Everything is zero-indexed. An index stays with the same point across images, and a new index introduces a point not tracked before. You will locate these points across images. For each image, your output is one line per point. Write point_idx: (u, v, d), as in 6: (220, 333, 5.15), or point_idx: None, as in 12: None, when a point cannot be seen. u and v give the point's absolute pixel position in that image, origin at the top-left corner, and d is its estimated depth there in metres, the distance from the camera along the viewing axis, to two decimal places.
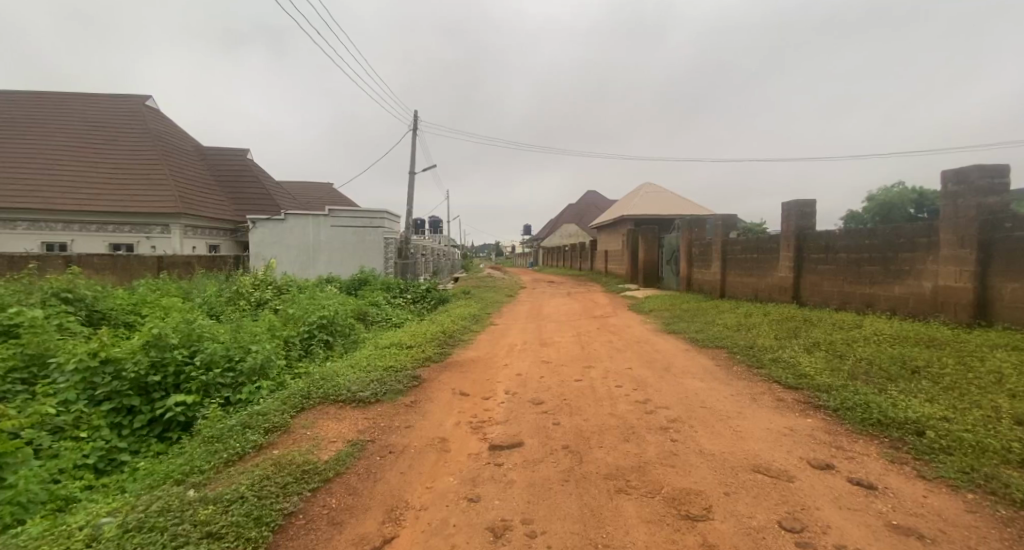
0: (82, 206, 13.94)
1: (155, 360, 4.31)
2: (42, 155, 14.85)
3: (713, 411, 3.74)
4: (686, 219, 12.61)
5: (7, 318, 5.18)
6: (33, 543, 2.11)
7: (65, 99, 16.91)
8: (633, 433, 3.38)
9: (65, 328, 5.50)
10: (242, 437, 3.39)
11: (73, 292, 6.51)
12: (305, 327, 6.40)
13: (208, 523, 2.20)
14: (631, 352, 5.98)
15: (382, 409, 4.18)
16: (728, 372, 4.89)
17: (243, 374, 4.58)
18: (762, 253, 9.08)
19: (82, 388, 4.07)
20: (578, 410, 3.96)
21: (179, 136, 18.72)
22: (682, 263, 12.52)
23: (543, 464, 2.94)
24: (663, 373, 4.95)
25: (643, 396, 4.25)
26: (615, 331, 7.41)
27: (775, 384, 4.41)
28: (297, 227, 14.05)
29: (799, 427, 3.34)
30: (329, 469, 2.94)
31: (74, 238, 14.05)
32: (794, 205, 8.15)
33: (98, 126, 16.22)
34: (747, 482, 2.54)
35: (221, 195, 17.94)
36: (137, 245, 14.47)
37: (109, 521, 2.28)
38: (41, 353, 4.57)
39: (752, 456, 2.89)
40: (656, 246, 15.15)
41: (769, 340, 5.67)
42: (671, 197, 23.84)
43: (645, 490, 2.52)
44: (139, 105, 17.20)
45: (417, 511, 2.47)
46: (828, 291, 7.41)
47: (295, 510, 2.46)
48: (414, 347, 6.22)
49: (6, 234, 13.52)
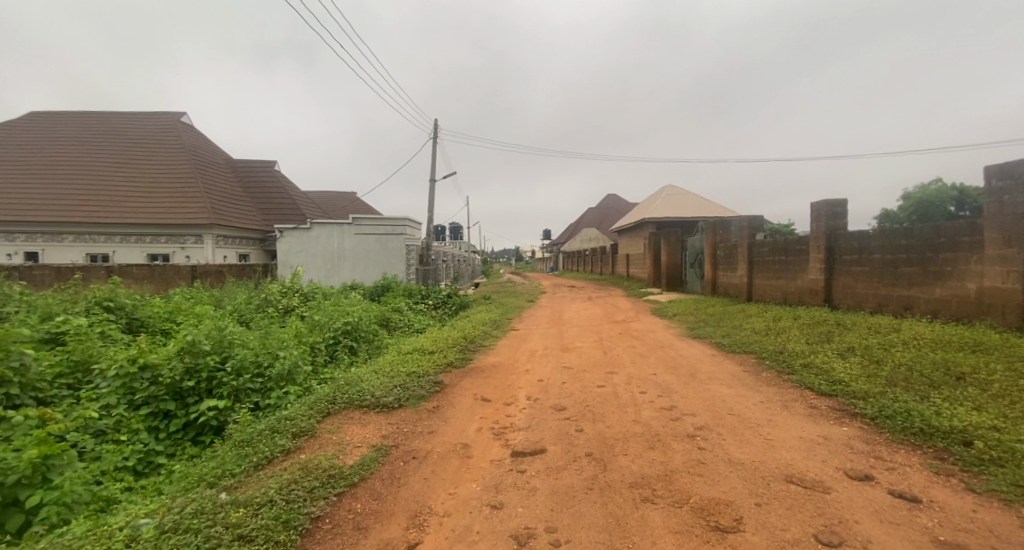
0: (123, 219, 14.66)
1: (189, 365, 4.46)
2: (86, 171, 15.75)
3: (741, 419, 3.63)
4: (710, 221, 12.34)
5: (54, 326, 5.47)
6: (77, 543, 2.20)
7: (107, 117, 17.90)
8: (658, 440, 3.31)
9: (107, 335, 5.78)
10: (271, 442, 3.48)
11: (114, 301, 6.83)
12: (330, 333, 6.53)
13: (240, 526, 2.26)
14: (654, 357, 5.88)
15: (405, 415, 4.21)
16: (757, 378, 4.74)
17: (272, 380, 4.69)
18: (791, 255, 8.78)
19: (122, 393, 4.27)
20: (601, 417, 3.90)
21: (211, 149, 19.54)
22: (707, 266, 12.26)
23: (566, 471, 2.91)
24: (688, 379, 4.84)
25: (668, 402, 4.16)
26: (638, 337, 7.28)
27: (808, 390, 4.25)
28: (322, 236, 14.41)
29: (834, 436, 3.21)
30: (354, 474, 2.98)
31: (116, 250, 14.80)
32: (824, 205, 7.85)
33: (137, 143, 17.10)
34: (780, 493, 2.45)
35: (250, 205, 18.57)
36: (172, 256, 15.13)
37: (148, 522, 2.37)
38: (86, 359, 4.81)
39: (784, 465, 2.79)
40: (679, 248, 14.89)
41: (800, 344, 5.48)
42: (694, 199, 23.41)
43: (672, 499, 2.45)
44: (174, 122, 18.08)
45: (440, 518, 2.47)
46: (862, 294, 7.12)
47: (322, 514, 2.51)
48: (436, 352, 6.26)
49: (55, 247, 14.39)
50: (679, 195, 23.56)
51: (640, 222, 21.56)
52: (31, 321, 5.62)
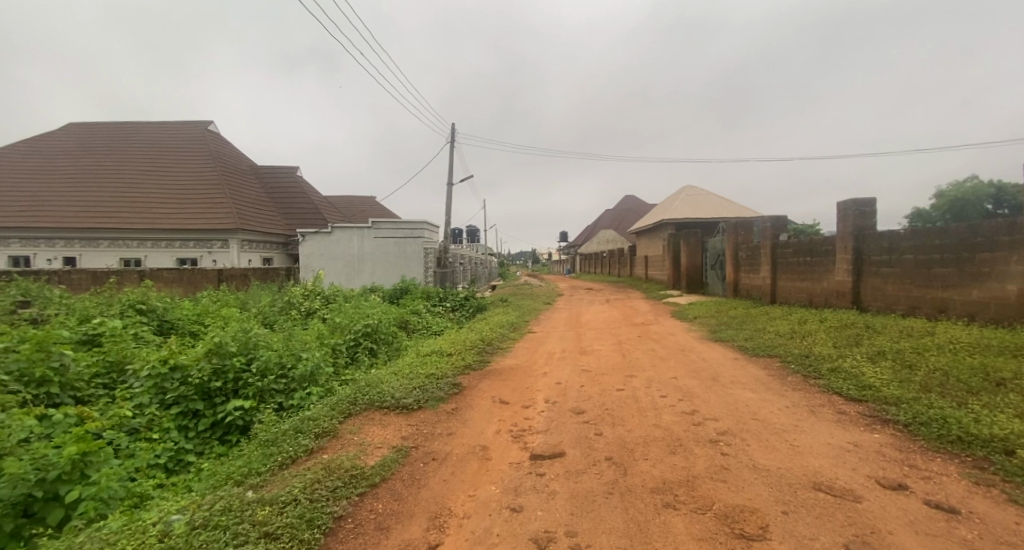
0: (154, 225, 15.23)
1: (216, 367, 4.60)
2: (119, 179, 16.42)
3: (766, 424, 3.55)
4: (732, 221, 12.10)
5: (91, 328, 5.71)
6: (114, 537, 2.29)
7: (140, 127, 18.62)
8: (680, 445, 3.26)
9: (139, 336, 6.01)
10: (295, 442, 3.56)
11: (146, 304, 7.08)
12: (351, 335, 6.64)
13: (266, 524, 2.32)
14: (675, 361, 5.79)
15: (424, 417, 4.25)
16: (782, 383, 4.62)
17: (295, 381, 4.79)
18: (816, 256, 8.54)
19: (154, 393, 4.43)
20: (621, 420, 3.86)
21: (236, 156, 20.15)
22: (728, 268, 12.03)
23: (585, 475, 2.89)
24: (710, 383, 4.75)
25: (689, 406, 4.09)
26: (657, 340, 7.18)
27: (836, 395, 4.12)
28: (343, 240, 14.69)
29: (865, 443, 3.10)
30: (375, 475, 3.03)
31: (147, 254, 15.34)
32: (851, 204, 7.61)
33: (167, 151, 17.76)
34: (808, 501, 2.38)
35: (274, 210, 19.05)
36: (200, 259, 15.60)
37: (179, 518, 2.45)
38: (120, 359, 5.00)
39: (812, 473, 2.71)
40: (699, 250, 14.63)
41: (827, 348, 5.32)
42: (714, 199, 23.01)
43: (694, 506, 2.41)
44: (202, 131, 18.72)
45: (460, 519, 2.48)
46: (893, 296, 6.87)
47: (345, 513, 2.55)
48: (454, 354, 6.31)
49: (91, 252, 15.00)
50: (699, 195, 23.19)
51: (659, 223, 21.30)
52: (70, 323, 5.88)
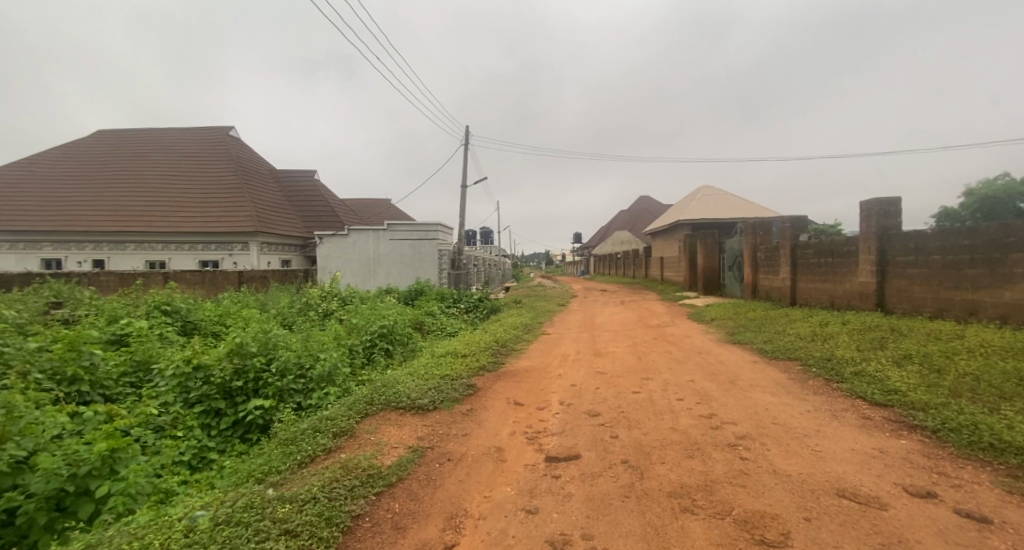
0: (178, 228, 15.66)
1: (237, 366, 4.71)
2: (144, 183, 16.95)
3: (787, 428, 3.48)
4: (750, 222, 11.90)
5: (119, 328, 5.90)
6: (142, 531, 2.36)
7: (164, 133, 19.21)
8: (698, 449, 3.21)
9: (164, 336, 6.18)
10: (314, 441, 3.62)
11: (171, 305, 7.29)
12: (367, 336, 6.72)
13: (286, 522, 2.36)
14: (692, 363, 5.71)
15: (440, 417, 4.28)
16: (803, 386, 4.52)
17: (313, 381, 4.87)
18: (838, 257, 8.34)
19: (178, 391, 4.55)
20: (637, 423, 3.83)
21: (256, 161, 20.62)
22: (746, 269, 11.82)
23: (601, 478, 2.87)
24: (728, 386, 4.67)
25: (707, 410, 4.03)
26: (673, 342, 7.10)
27: (859, 399, 4.01)
28: (359, 242, 14.89)
29: (891, 449, 3.01)
30: (391, 474, 3.06)
31: (171, 257, 15.78)
32: (875, 203, 7.40)
33: (190, 156, 18.25)
34: (831, 508, 2.32)
35: (292, 213, 19.42)
36: (221, 262, 15.98)
37: (203, 514, 2.51)
38: (146, 359, 5.14)
39: (835, 479, 2.64)
40: (716, 251, 14.41)
41: (849, 351, 5.19)
42: (732, 199, 22.67)
43: (713, 510, 2.37)
44: (223, 136, 19.21)
45: (476, 521, 2.49)
46: (919, 298, 6.66)
47: (362, 512, 2.58)
48: (469, 356, 6.33)
49: (119, 255, 15.50)
50: (715, 195, 22.88)
51: (675, 224, 21.07)
52: (99, 323, 6.09)
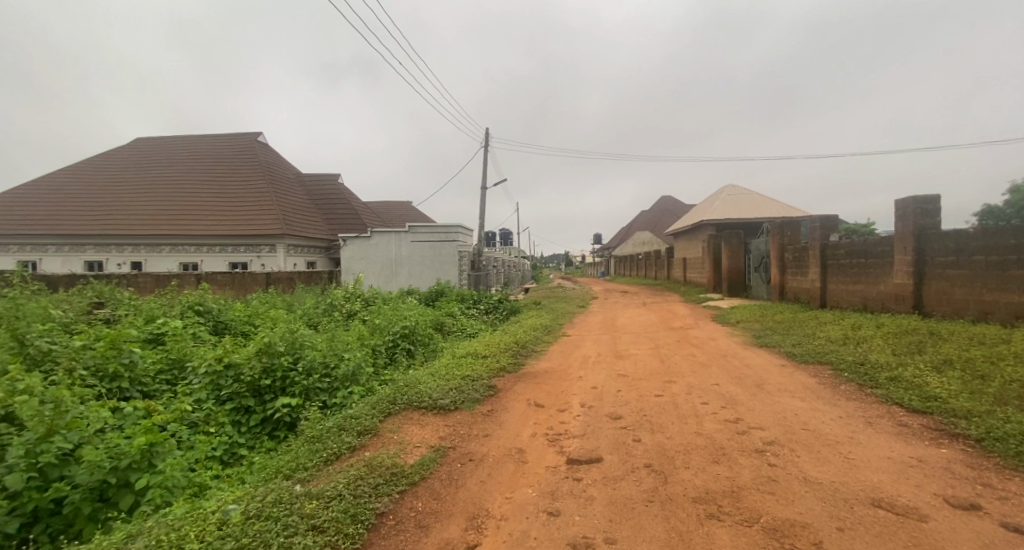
0: (208, 231, 16.24)
1: (266, 365, 4.85)
2: (178, 188, 17.65)
3: (818, 435, 3.36)
4: (777, 221, 11.57)
5: (156, 328, 6.16)
6: (178, 522, 2.45)
7: (197, 140, 19.98)
8: (724, 454, 3.14)
9: (197, 335, 6.42)
10: (339, 439, 3.69)
11: (203, 305, 7.58)
12: (390, 336, 6.83)
13: (314, 517, 2.42)
14: (716, 366, 5.59)
15: (461, 417, 4.32)
16: (834, 391, 4.37)
17: (338, 380, 4.97)
18: (872, 257, 8.03)
19: (211, 389, 4.72)
20: (660, 427, 3.77)
21: (283, 165, 21.22)
22: (774, 270, 11.50)
23: (624, 482, 2.84)
24: (755, 391, 4.55)
25: (733, 414, 3.94)
26: (697, 344, 6.96)
27: (895, 406, 3.86)
28: (381, 243, 15.15)
29: (931, 459, 2.88)
30: (414, 473, 3.10)
31: (203, 259, 16.38)
32: (912, 202, 7.10)
33: (220, 162, 18.92)
34: (866, 518, 2.24)
35: (316, 216, 19.88)
36: (250, 263, 16.52)
37: (235, 507, 2.59)
38: (181, 357, 5.35)
39: (870, 488, 2.54)
40: (742, 251, 14.07)
41: (884, 355, 5.00)
42: (758, 198, 22.10)
43: (740, 518, 2.32)
44: (251, 142, 19.85)
45: (497, 522, 2.49)
46: (960, 301, 6.36)
47: (386, 510, 2.62)
48: (489, 356, 6.37)
49: (155, 257, 16.19)
50: (740, 194, 22.35)
51: (698, 224, 20.68)
52: (138, 323, 6.37)
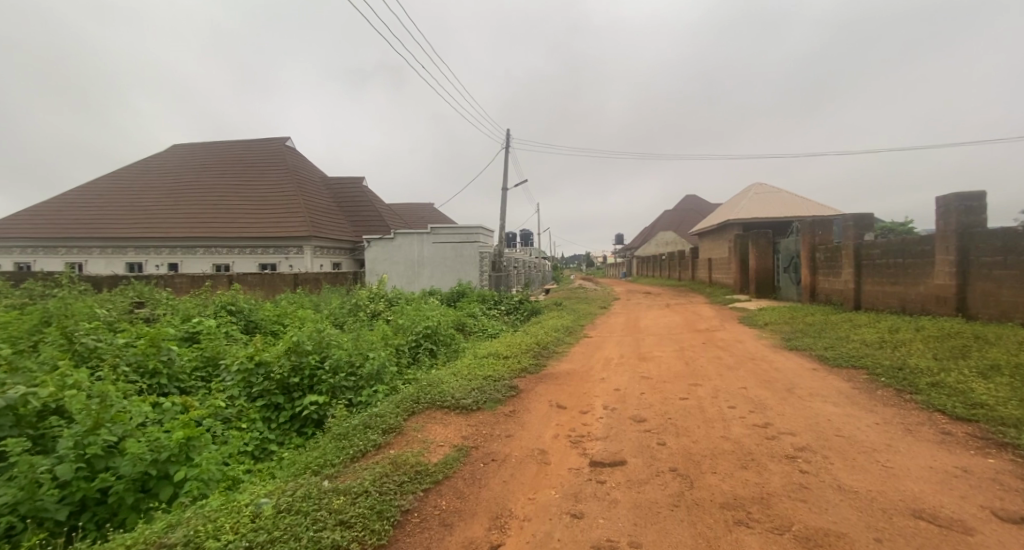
0: (239, 234, 16.81)
1: (294, 363, 5.00)
2: (210, 192, 18.35)
3: (853, 441, 3.24)
4: (808, 221, 11.19)
5: (191, 327, 6.42)
6: (214, 513, 2.55)
7: (228, 145, 20.72)
8: (752, 460, 3.06)
9: (229, 334, 6.65)
10: (365, 436, 3.77)
11: (235, 305, 7.85)
12: (413, 336, 6.93)
13: (341, 512, 2.48)
14: (744, 369, 5.45)
15: (484, 417, 4.34)
16: (870, 396, 4.20)
17: (363, 379, 5.07)
18: (910, 257, 7.69)
19: (243, 386, 4.88)
20: (686, 431, 3.70)
21: (309, 168, 21.79)
22: (804, 270, 11.13)
23: (648, 485, 2.80)
24: (785, 395, 4.42)
25: (762, 419, 3.83)
26: (724, 347, 6.80)
27: (937, 413, 3.68)
28: (404, 245, 15.39)
29: (977, 469, 2.74)
30: (438, 472, 3.13)
31: (235, 260, 17.00)
32: (954, 198, 6.76)
33: (250, 167, 19.56)
34: (906, 529, 2.15)
35: (341, 218, 20.34)
36: (279, 265, 17.03)
37: (267, 501, 2.68)
38: (215, 355, 5.55)
39: (910, 498, 2.43)
40: (770, 252, 13.67)
41: (924, 360, 4.78)
42: (787, 197, 21.43)
43: (771, 525, 2.25)
44: (279, 146, 20.46)
45: (521, 522, 2.50)
46: (1008, 303, 6.02)
47: (411, 508, 2.66)
48: (510, 357, 6.38)
49: (191, 258, 16.92)
50: (768, 193, 21.72)
51: (723, 224, 20.20)
52: (175, 322, 6.66)
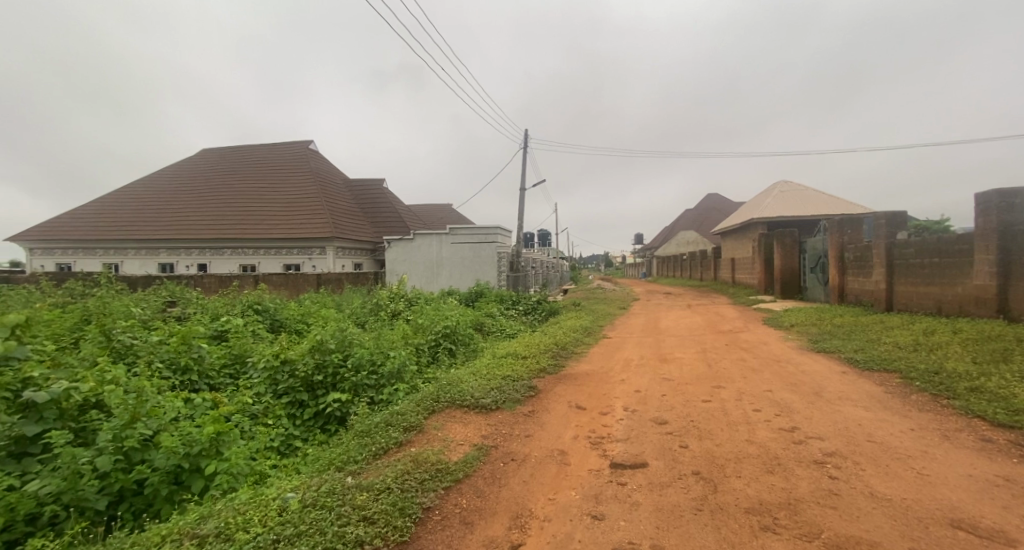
0: (264, 235, 17.25)
1: (318, 362, 5.12)
2: (237, 195, 18.90)
3: (886, 447, 3.13)
4: (836, 219, 10.85)
5: (220, 325, 6.62)
6: (243, 506, 2.63)
7: (254, 149, 21.32)
8: (779, 464, 2.98)
9: (255, 332, 6.84)
10: (386, 434, 3.82)
11: (261, 304, 8.08)
12: (432, 335, 7.00)
13: (365, 508, 2.52)
14: (769, 372, 5.32)
15: (503, 417, 4.35)
16: (904, 401, 4.04)
17: (385, 377, 5.14)
18: (947, 257, 7.37)
19: (269, 383, 5.01)
20: (709, 434, 3.63)
21: (331, 171, 22.23)
22: (832, 270, 10.80)
23: (671, 489, 2.76)
24: (813, 398, 4.29)
25: (789, 423, 3.73)
26: (748, 349, 6.65)
27: (977, 419, 3.52)
28: (423, 245, 15.55)
29: (1021, 478, 2.61)
30: (458, 470, 3.16)
31: (261, 261, 17.49)
32: (995, 195, 6.46)
33: (274, 170, 20.08)
34: (943, 540, 2.06)
35: (362, 220, 20.67)
36: (303, 265, 17.44)
37: (293, 495, 2.74)
38: (242, 353, 5.71)
39: (948, 508, 2.34)
40: (796, 251, 13.31)
41: (963, 364, 4.57)
42: (814, 195, 20.82)
43: (799, 532, 2.20)
44: (302, 150, 20.95)
45: (542, 522, 2.50)
46: None
47: (432, 505, 2.69)
48: (529, 357, 6.37)
49: (219, 259, 17.46)
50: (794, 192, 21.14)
51: (747, 223, 19.75)
52: (205, 320, 6.89)
